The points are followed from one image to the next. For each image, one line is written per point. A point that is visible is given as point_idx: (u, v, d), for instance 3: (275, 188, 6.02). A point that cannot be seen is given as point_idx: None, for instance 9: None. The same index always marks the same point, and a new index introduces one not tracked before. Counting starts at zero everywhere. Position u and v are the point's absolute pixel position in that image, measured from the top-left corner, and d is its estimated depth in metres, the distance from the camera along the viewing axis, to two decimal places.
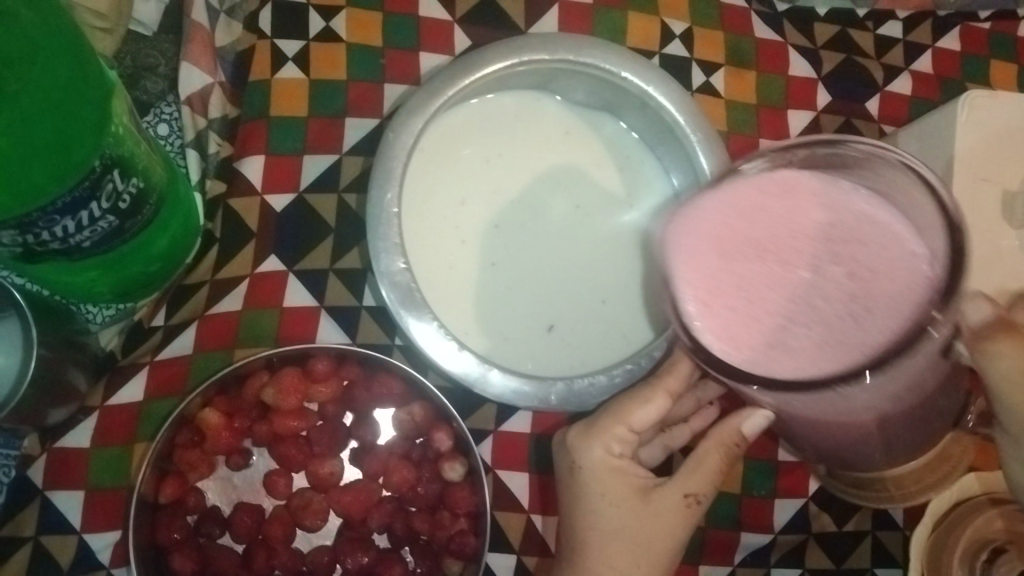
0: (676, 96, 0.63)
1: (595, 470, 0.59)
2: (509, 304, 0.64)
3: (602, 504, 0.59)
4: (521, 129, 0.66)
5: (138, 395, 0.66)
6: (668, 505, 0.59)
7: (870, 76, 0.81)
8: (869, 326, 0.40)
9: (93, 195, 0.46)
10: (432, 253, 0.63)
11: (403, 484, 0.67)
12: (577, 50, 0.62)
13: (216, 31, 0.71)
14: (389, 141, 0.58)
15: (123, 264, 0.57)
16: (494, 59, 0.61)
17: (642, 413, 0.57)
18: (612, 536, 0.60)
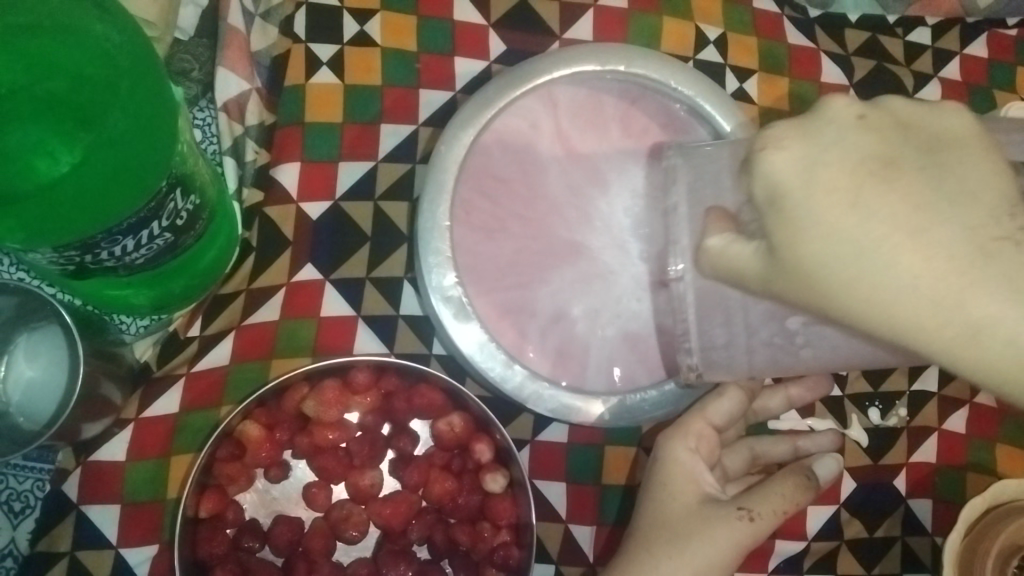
0: (724, 105, 0.62)
1: (670, 462, 0.59)
2: (560, 313, 0.62)
3: (662, 493, 0.58)
4: (569, 133, 0.63)
5: (174, 407, 0.65)
6: (722, 515, 0.55)
7: (900, 82, 0.80)
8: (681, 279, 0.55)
9: (156, 214, 0.45)
10: (485, 264, 0.61)
11: (444, 496, 0.66)
12: (627, 60, 0.62)
13: (252, 36, 0.70)
14: (440, 154, 0.59)
15: (168, 279, 0.56)
16: (541, 70, 0.61)
17: (720, 407, 0.60)
18: (659, 531, 0.56)
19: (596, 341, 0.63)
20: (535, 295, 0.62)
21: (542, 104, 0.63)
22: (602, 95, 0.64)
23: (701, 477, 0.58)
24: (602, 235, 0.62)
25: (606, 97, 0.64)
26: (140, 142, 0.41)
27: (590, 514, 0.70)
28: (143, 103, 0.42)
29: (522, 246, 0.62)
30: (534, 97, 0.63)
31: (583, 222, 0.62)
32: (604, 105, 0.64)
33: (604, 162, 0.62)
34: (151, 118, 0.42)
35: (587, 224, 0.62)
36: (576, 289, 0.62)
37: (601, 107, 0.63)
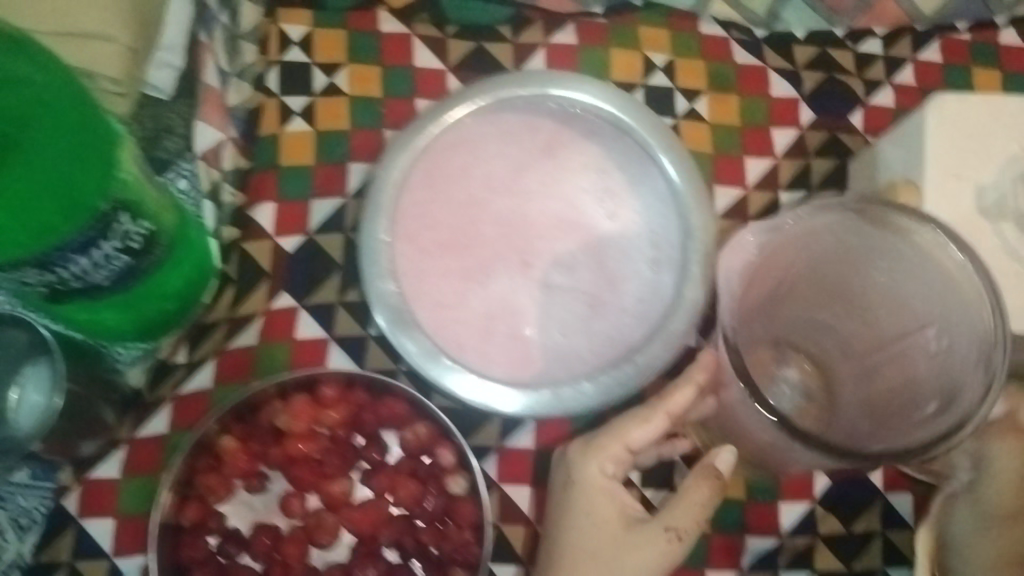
0: (648, 121, 0.65)
1: (585, 485, 0.66)
2: (499, 316, 0.66)
3: (587, 523, 0.65)
4: (503, 153, 0.69)
5: (164, 428, 0.72)
6: (653, 538, 0.64)
7: (851, 92, 0.84)
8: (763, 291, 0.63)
9: (105, 235, 0.52)
10: (429, 270, 0.66)
11: (410, 499, 0.70)
12: (548, 83, 0.65)
13: (229, 91, 0.76)
14: (377, 177, 0.63)
15: (140, 304, 0.63)
16: (469, 98, 0.65)
17: (639, 435, 0.65)
18: (590, 562, 0.65)
19: (538, 340, 0.66)
20: (477, 303, 0.66)
21: (475, 130, 0.67)
22: (534, 117, 0.68)
23: (614, 493, 0.66)
24: (538, 238, 0.68)
25: (539, 119, 0.68)
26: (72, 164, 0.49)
27: None
28: (71, 131, 0.49)
29: (463, 246, 0.67)
30: (468, 122, 0.67)
31: (523, 229, 0.68)
32: (536, 127, 0.69)
33: (533, 170, 0.69)
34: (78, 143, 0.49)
35: (515, 225, 0.69)
36: (515, 291, 0.67)
37: (535, 126, 0.69)
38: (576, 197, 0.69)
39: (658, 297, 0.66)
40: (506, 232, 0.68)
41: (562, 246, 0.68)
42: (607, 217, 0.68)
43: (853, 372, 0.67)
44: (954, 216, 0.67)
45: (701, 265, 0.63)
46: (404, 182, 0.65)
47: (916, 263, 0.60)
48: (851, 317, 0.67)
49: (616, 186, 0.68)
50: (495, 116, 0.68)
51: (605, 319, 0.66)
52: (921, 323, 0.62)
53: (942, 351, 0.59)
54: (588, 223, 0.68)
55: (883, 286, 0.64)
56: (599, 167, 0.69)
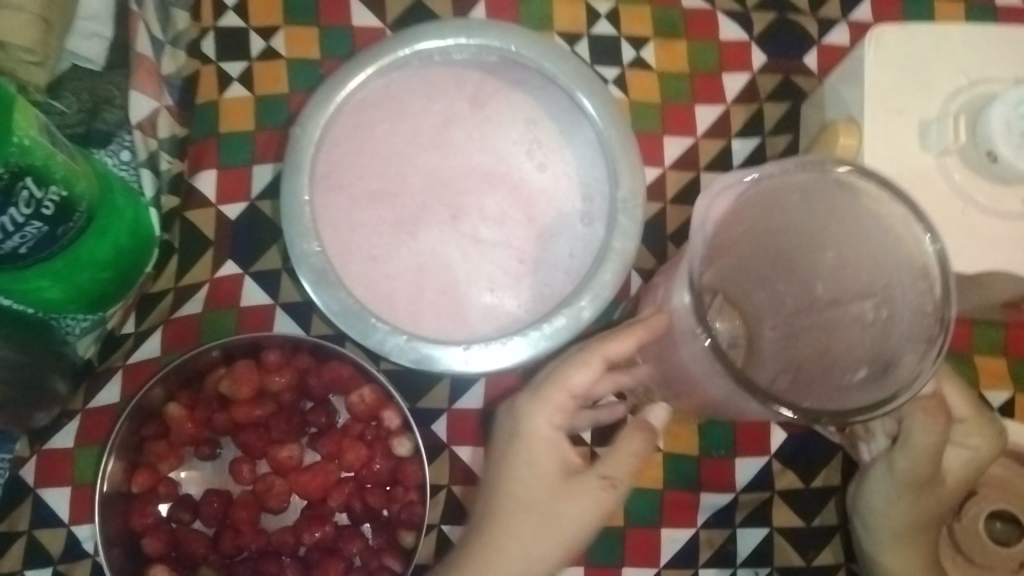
0: (568, 64, 0.65)
1: (528, 432, 0.60)
2: (430, 271, 0.67)
3: (526, 472, 0.60)
4: (429, 109, 0.69)
5: (115, 397, 0.72)
6: (588, 488, 0.60)
7: (804, 31, 0.81)
8: (735, 250, 0.57)
9: (7, 199, 0.52)
10: (360, 221, 0.67)
11: (357, 462, 0.70)
12: (468, 33, 0.66)
13: (163, 60, 0.75)
14: (297, 135, 0.64)
15: (72, 272, 0.63)
16: (388, 51, 0.65)
17: (579, 378, 0.59)
18: (525, 510, 0.60)
19: (470, 292, 0.67)
20: (407, 257, 0.67)
21: (399, 84, 0.68)
22: (460, 70, 0.69)
23: (560, 446, 0.61)
24: (465, 194, 0.69)
25: (465, 72, 0.69)
26: None
27: None
28: None
29: (391, 196, 0.68)
30: (388, 77, 0.67)
31: (452, 185, 0.69)
32: (461, 79, 0.69)
33: (460, 124, 0.69)
34: None
35: (445, 183, 0.69)
36: (444, 243, 0.68)
37: (460, 77, 0.69)
38: (505, 149, 0.69)
39: (587, 249, 0.67)
40: (437, 189, 0.69)
41: (490, 202, 0.69)
42: (536, 168, 0.69)
43: (774, 331, 0.60)
44: (899, 152, 0.65)
45: (629, 216, 0.63)
46: (325, 139, 0.65)
47: (867, 226, 0.54)
48: (772, 279, 0.60)
49: (545, 137, 0.69)
50: (420, 68, 0.68)
51: (535, 269, 0.67)
52: (858, 293, 0.56)
53: (879, 321, 0.54)
54: (517, 176, 0.69)
55: (823, 240, 0.58)
56: (529, 117, 0.69)
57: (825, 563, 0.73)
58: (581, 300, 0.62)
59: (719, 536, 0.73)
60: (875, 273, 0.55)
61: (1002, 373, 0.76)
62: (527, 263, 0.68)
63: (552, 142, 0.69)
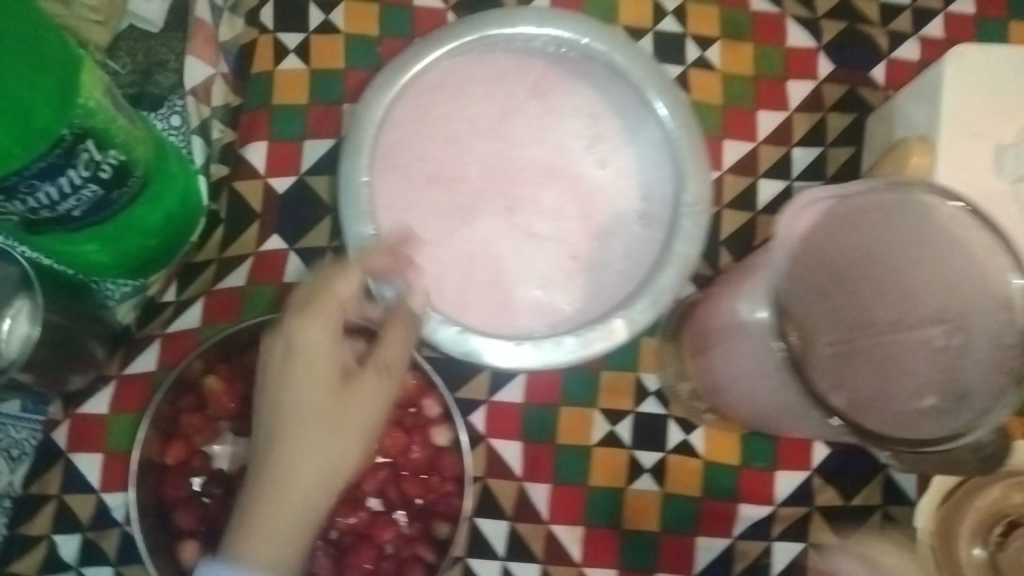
0: (640, 59, 0.64)
1: (296, 341, 0.54)
2: (481, 262, 0.65)
3: (295, 372, 0.54)
4: (490, 97, 0.68)
5: (153, 365, 0.71)
6: (367, 387, 0.54)
7: (874, 43, 0.79)
8: (810, 259, 0.54)
9: (68, 162, 0.51)
10: (415, 203, 0.66)
11: (395, 447, 0.69)
12: (541, 19, 0.64)
13: (221, 27, 0.74)
14: (360, 115, 0.62)
15: (121, 237, 0.61)
16: (456, 35, 0.64)
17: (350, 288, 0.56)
18: (299, 426, 0.53)
19: (522, 284, 0.66)
20: (458, 244, 0.65)
21: (462, 69, 0.67)
22: (524, 58, 0.68)
23: (340, 356, 0.55)
24: (521, 185, 0.67)
25: (530, 60, 0.68)
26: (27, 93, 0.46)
27: (545, 473, 0.72)
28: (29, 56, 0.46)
29: (446, 180, 0.66)
30: (451, 60, 0.66)
31: (512, 176, 0.67)
32: (524, 67, 0.68)
33: (521, 113, 0.68)
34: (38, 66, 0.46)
35: (501, 172, 0.67)
36: (498, 233, 0.66)
37: (524, 64, 0.68)
38: (566, 142, 0.68)
39: (645, 250, 0.66)
40: (495, 176, 0.67)
41: (548, 195, 0.67)
42: (596, 164, 0.68)
43: (830, 348, 0.53)
44: (974, 175, 0.64)
45: (694, 221, 0.62)
46: (388, 119, 0.64)
47: (942, 250, 0.54)
48: (835, 297, 0.55)
49: (607, 132, 0.68)
50: (487, 53, 0.67)
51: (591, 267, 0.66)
52: (927, 318, 0.54)
53: (950, 348, 0.53)
54: (576, 172, 0.67)
55: (893, 264, 0.55)
56: (593, 111, 0.68)
57: None
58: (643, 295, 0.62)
59: (756, 549, 0.72)
60: (948, 298, 0.54)
61: None
62: (582, 261, 0.66)
63: (614, 138, 0.68)
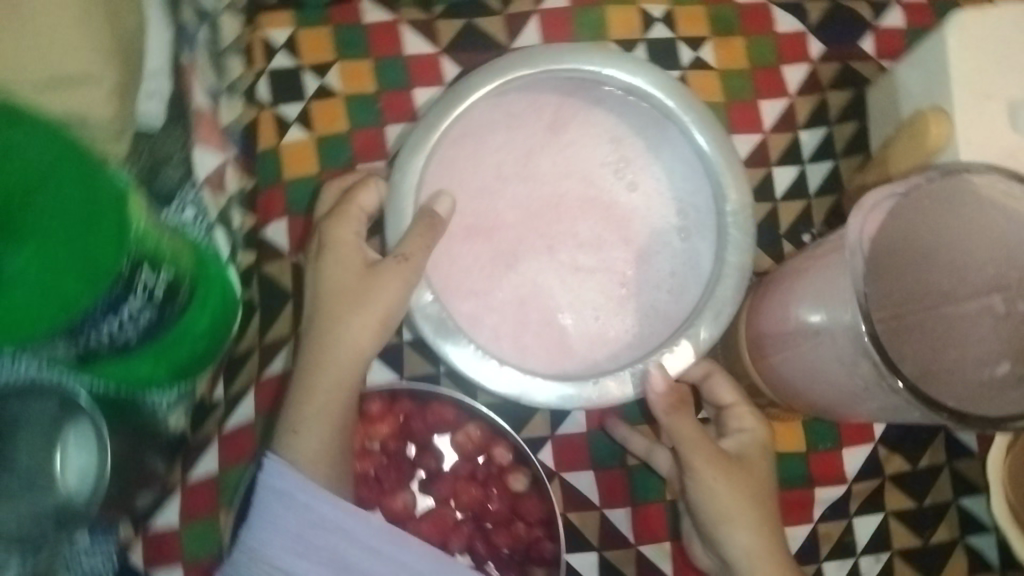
0: (663, 81, 0.63)
1: (331, 241, 0.62)
2: (535, 304, 0.66)
3: (320, 262, 0.62)
4: (511, 140, 0.67)
5: (214, 467, 0.72)
6: (389, 278, 0.59)
7: (858, 15, 0.80)
8: (877, 256, 0.55)
9: (127, 293, 0.51)
10: (459, 254, 0.65)
11: (473, 502, 0.69)
12: (556, 60, 0.62)
13: (222, 111, 0.71)
14: (395, 183, 0.61)
15: (174, 350, 0.60)
16: (474, 84, 0.61)
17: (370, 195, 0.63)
18: (340, 302, 0.61)
19: (572, 315, 0.66)
20: (509, 289, 0.66)
21: (482, 120, 0.65)
22: (538, 95, 0.66)
23: (363, 249, 0.62)
24: (558, 222, 0.67)
25: (544, 97, 0.66)
26: (82, 235, 0.47)
27: (622, 496, 0.72)
28: (74, 199, 0.47)
29: (485, 229, 0.66)
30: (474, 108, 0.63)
31: (550, 215, 0.67)
32: (542, 103, 0.66)
33: (544, 151, 0.67)
34: (85, 206, 0.47)
35: (537, 210, 0.67)
36: (545, 272, 0.66)
37: (540, 98, 0.66)
38: (592, 170, 0.68)
39: (694, 264, 0.66)
40: (532, 214, 0.67)
41: (585, 226, 0.67)
42: (625, 186, 0.68)
43: (882, 324, 0.56)
44: (994, 136, 0.65)
45: (740, 230, 0.61)
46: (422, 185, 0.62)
47: (995, 225, 0.55)
48: (890, 279, 0.56)
49: (630, 154, 0.67)
50: (501, 99, 0.64)
51: (647, 291, 0.66)
52: (983, 287, 0.57)
53: (1013, 315, 0.55)
54: (607, 197, 0.67)
55: (948, 242, 0.57)
56: (614, 134, 0.67)
57: (943, 540, 0.73)
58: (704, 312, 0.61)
59: (837, 529, 0.73)
60: (1003, 267, 0.56)
61: None
62: (636, 285, 0.66)
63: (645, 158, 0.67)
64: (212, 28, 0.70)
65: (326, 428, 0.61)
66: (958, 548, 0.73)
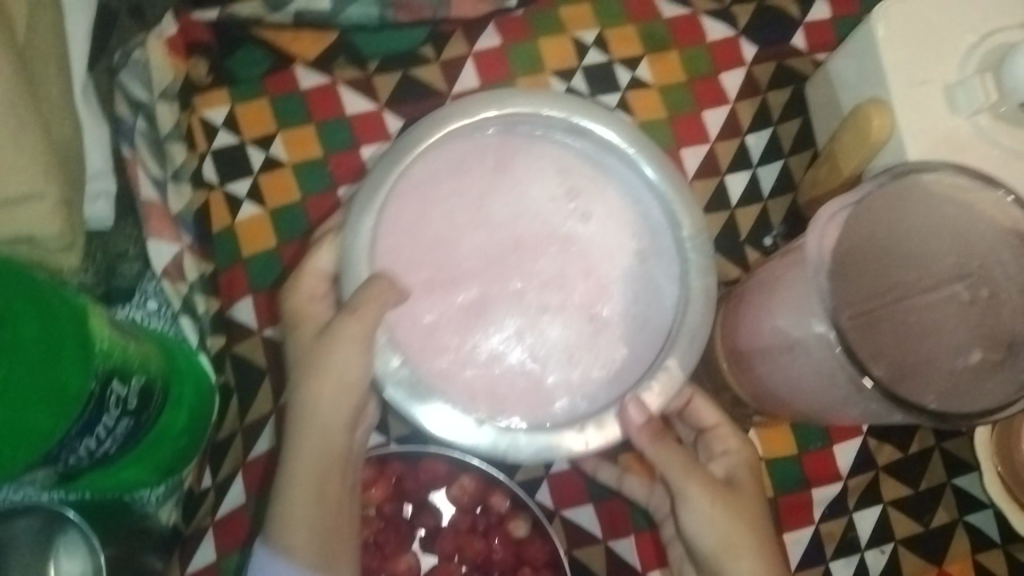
0: (604, 112, 0.59)
1: (295, 311, 0.62)
2: (509, 364, 0.59)
3: (294, 334, 0.61)
4: (457, 190, 0.60)
5: (212, 555, 0.70)
6: (342, 340, 0.55)
7: (786, 14, 0.82)
8: (841, 254, 0.56)
9: (100, 411, 0.49)
10: (419, 312, 0.58)
11: (478, 555, 0.69)
12: (496, 103, 0.58)
13: (170, 199, 0.70)
14: (349, 247, 0.56)
15: (154, 450, 0.61)
16: (411, 140, 0.58)
17: (324, 257, 0.61)
18: (302, 375, 0.58)
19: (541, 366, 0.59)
20: (477, 348, 0.59)
21: (424, 178, 0.59)
22: (478, 141, 0.60)
23: (321, 315, 0.61)
24: (515, 267, 0.60)
25: (483, 140, 0.60)
26: (44, 366, 0.45)
27: (624, 525, 0.72)
28: (32, 328, 0.45)
29: (445, 283, 0.59)
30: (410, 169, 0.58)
31: (503, 261, 0.60)
32: (484, 147, 0.60)
33: (493, 195, 0.60)
34: (43, 333, 0.45)
35: (499, 257, 0.60)
36: (511, 324, 0.59)
37: (481, 143, 0.60)
38: (542, 207, 0.60)
39: (666, 294, 0.60)
40: (492, 264, 0.59)
41: (544, 264, 0.60)
42: (575, 217, 0.61)
43: (856, 320, 0.55)
44: (933, 120, 0.66)
45: (699, 251, 0.59)
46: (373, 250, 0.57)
47: (948, 216, 0.57)
48: (858, 274, 0.56)
49: (582, 182, 0.61)
50: (441, 147, 0.59)
51: (630, 331, 0.60)
52: (947, 277, 0.57)
53: (979, 302, 0.56)
54: (561, 231, 0.60)
55: (905, 234, 0.58)
56: (562, 165, 0.61)
57: (943, 522, 0.74)
58: (683, 341, 0.58)
59: (840, 525, 0.74)
60: (962, 255, 0.57)
61: None
62: (617, 326, 0.60)
63: (602, 189, 0.61)
64: (149, 119, 0.70)
65: (314, 516, 0.58)
66: (958, 528, 0.74)
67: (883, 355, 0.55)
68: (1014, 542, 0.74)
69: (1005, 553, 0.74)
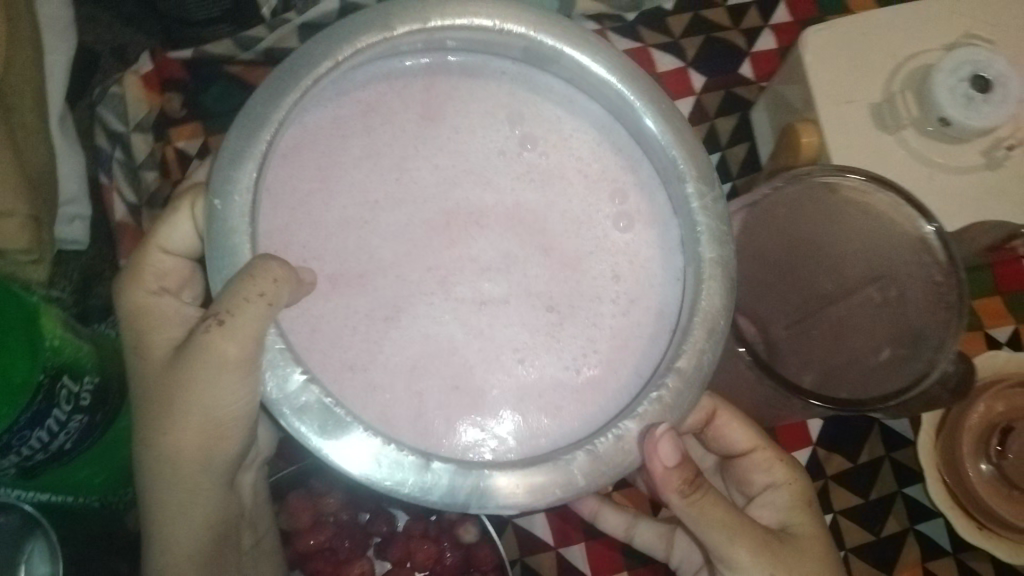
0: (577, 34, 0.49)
1: (138, 310, 0.56)
2: (434, 358, 0.48)
3: (132, 348, 0.55)
4: (375, 148, 0.50)
5: None
6: (205, 356, 0.50)
7: (733, 44, 0.86)
8: (755, 264, 0.60)
9: (51, 403, 0.53)
10: (321, 315, 0.48)
11: (428, 560, 0.70)
12: (423, 20, 0.47)
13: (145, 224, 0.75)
14: (218, 213, 0.45)
15: (109, 453, 0.64)
16: (311, 65, 0.46)
17: (173, 233, 0.55)
18: (154, 399, 0.54)
19: (482, 370, 0.48)
20: (394, 355, 0.48)
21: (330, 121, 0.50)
22: (396, 77, 0.51)
23: (169, 314, 0.56)
24: (448, 247, 0.50)
25: (406, 78, 0.51)
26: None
27: (575, 533, 0.74)
28: None
29: (356, 276, 0.49)
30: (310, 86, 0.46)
31: (441, 233, 0.50)
32: (409, 86, 0.51)
33: (426, 148, 0.51)
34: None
35: (435, 230, 0.50)
36: (440, 322, 0.48)
37: (401, 78, 0.51)
38: (490, 162, 0.51)
39: (659, 273, 0.51)
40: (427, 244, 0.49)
41: (482, 242, 0.50)
42: (528, 174, 0.52)
43: (786, 328, 0.60)
44: (860, 137, 0.69)
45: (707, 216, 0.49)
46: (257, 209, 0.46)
47: (856, 221, 0.60)
48: (777, 286, 0.61)
49: (537, 130, 0.52)
50: (337, 88, 0.50)
51: (598, 309, 0.50)
52: (860, 280, 0.61)
53: (890, 301, 0.60)
54: (510, 198, 0.51)
55: (820, 239, 0.61)
56: (511, 110, 0.52)
57: (895, 531, 0.75)
58: (696, 337, 0.47)
59: None
60: (873, 258, 0.60)
61: (999, 311, 0.80)
62: (587, 302, 0.50)
63: (566, 129, 0.52)
64: (125, 149, 0.77)
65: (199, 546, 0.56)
66: (909, 537, 0.75)
67: (808, 364, 0.59)
68: (964, 550, 0.74)
69: (956, 561, 0.74)
